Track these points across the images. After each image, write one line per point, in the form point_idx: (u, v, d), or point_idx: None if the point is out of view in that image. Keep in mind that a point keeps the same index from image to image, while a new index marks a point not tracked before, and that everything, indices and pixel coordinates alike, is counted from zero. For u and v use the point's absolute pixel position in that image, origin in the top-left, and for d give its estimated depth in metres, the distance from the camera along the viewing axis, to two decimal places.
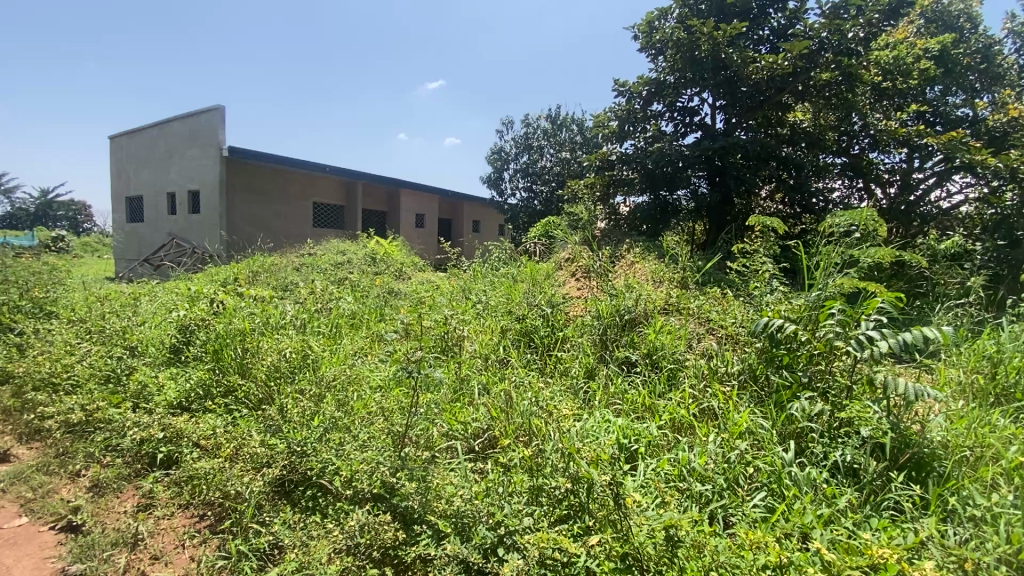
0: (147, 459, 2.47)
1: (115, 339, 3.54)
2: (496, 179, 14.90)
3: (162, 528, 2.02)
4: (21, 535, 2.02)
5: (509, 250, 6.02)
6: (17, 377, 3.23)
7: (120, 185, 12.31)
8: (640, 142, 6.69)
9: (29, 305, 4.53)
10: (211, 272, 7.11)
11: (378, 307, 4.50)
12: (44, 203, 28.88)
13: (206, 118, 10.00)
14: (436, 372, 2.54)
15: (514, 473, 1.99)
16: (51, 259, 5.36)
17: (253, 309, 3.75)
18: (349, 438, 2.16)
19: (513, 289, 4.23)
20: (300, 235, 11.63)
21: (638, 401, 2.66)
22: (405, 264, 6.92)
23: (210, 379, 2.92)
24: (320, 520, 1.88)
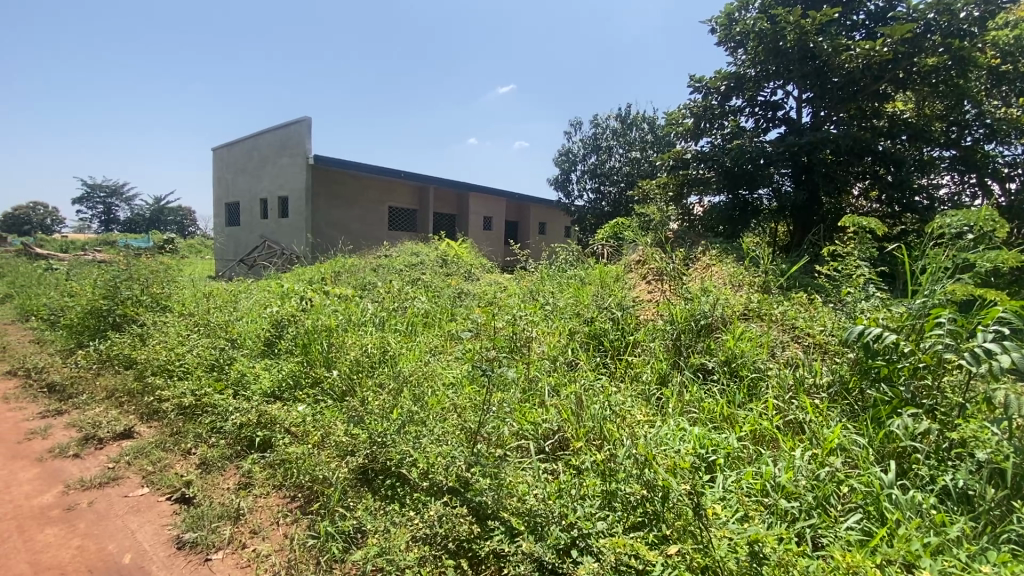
0: (245, 442, 2.69)
1: (219, 331, 3.92)
2: (564, 180, 14.85)
3: (259, 506, 2.20)
4: (144, 504, 2.27)
5: (577, 251, 6.00)
6: (140, 363, 3.66)
7: (220, 192, 13.55)
8: (717, 140, 6.40)
9: (148, 300, 5.09)
10: (297, 272, 7.65)
11: (450, 307, 4.62)
12: (158, 209, 32.38)
13: (295, 129, 10.74)
14: (508, 372, 2.57)
15: (587, 476, 1.96)
16: (166, 259, 6.00)
17: (337, 307, 4.02)
18: (425, 432, 2.24)
19: (583, 291, 4.20)
20: (375, 237, 12.22)
21: (715, 410, 2.54)
22: (474, 265, 7.10)
23: (299, 371, 3.15)
24: (397, 509, 1.97)
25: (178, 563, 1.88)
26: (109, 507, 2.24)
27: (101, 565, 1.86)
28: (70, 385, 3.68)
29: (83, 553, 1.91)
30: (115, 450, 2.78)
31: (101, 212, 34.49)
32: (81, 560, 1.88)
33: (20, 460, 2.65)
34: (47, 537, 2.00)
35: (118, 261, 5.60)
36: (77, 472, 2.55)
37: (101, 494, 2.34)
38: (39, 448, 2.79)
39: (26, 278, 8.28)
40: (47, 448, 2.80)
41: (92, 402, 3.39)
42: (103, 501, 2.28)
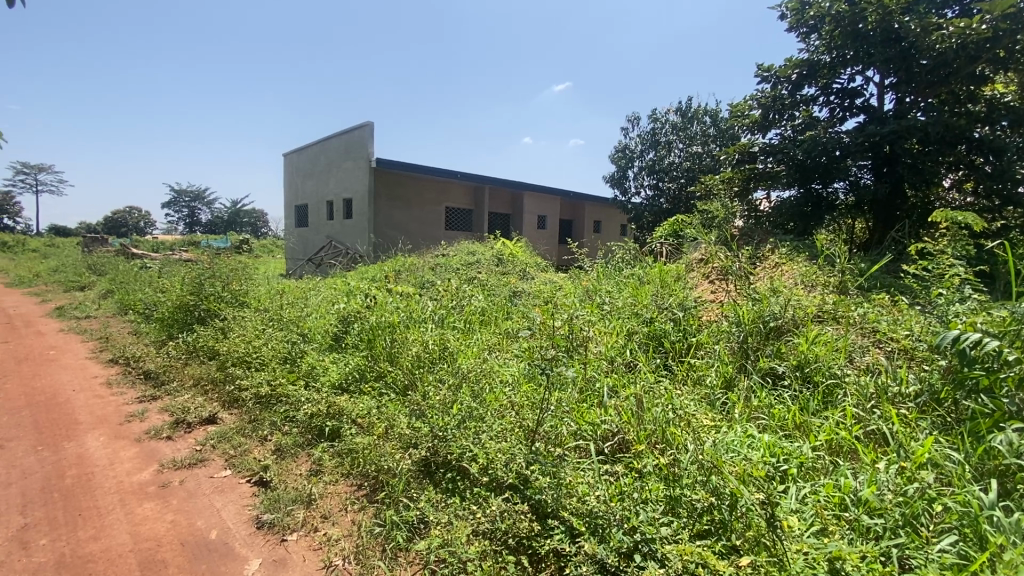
0: (315, 431, 2.84)
1: (291, 327, 4.16)
2: (621, 177, 14.56)
3: (329, 492, 2.31)
4: (226, 485, 2.44)
5: (635, 250, 5.86)
6: (222, 355, 3.95)
7: (290, 195, 14.35)
8: (787, 132, 6.06)
9: (228, 296, 5.48)
10: (360, 271, 7.97)
11: (506, 305, 4.66)
12: (235, 212, 34.79)
13: (358, 134, 11.20)
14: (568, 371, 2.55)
15: (649, 480, 1.92)
16: (244, 259, 6.43)
17: (399, 304, 4.15)
18: (484, 427, 2.28)
19: (641, 291, 4.10)
20: (433, 237, 12.53)
21: (786, 417, 2.41)
22: (530, 264, 7.10)
23: (365, 365, 3.29)
24: (458, 503, 2.01)
25: (258, 542, 2.00)
26: (198, 486, 2.43)
27: (191, 539, 2.02)
28: (162, 373, 4.03)
29: (175, 527, 2.08)
30: (201, 434, 3.01)
31: (186, 215, 37.44)
32: (175, 533, 2.05)
33: (122, 440, 2.93)
34: (145, 511, 2.20)
35: (203, 261, 6.07)
36: (169, 453, 2.79)
37: (190, 474, 2.54)
38: (137, 430, 3.08)
39: (125, 275, 9.16)
40: (144, 430, 3.07)
41: (181, 389, 3.69)
42: (192, 481, 2.48)
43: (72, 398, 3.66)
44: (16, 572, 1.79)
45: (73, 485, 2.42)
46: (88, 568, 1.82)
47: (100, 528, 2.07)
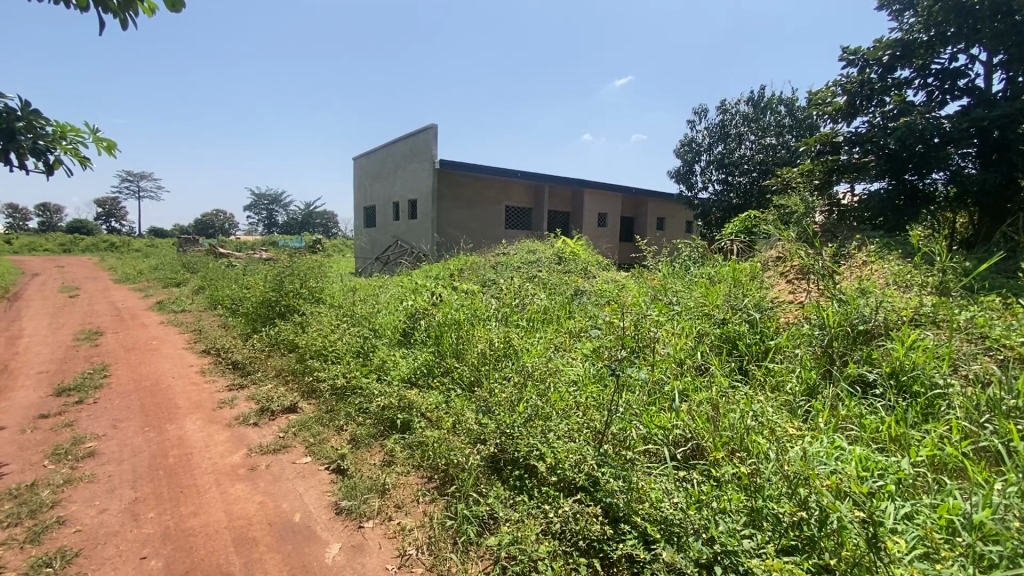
0: (387, 423, 2.95)
1: (363, 323, 4.35)
2: (687, 172, 14.04)
3: (401, 482, 2.39)
4: (308, 470, 2.59)
5: (703, 247, 5.63)
6: (301, 347, 4.20)
7: (359, 197, 15.02)
8: (876, 119, 5.59)
9: (305, 292, 5.82)
10: (424, 269, 8.20)
11: (569, 304, 4.63)
12: (308, 214, 36.89)
13: (423, 137, 11.50)
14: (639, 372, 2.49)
15: (728, 489, 1.83)
16: (319, 258, 6.80)
17: (464, 302, 4.23)
18: (551, 426, 2.28)
19: (712, 290, 3.93)
20: (493, 236, 12.67)
21: (880, 429, 2.22)
22: (592, 263, 7.00)
23: (432, 361, 3.39)
24: (527, 501, 2.02)
25: (337, 527, 2.11)
26: (282, 470, 2.59)
27: (277, 520, 2.15)
28: (248, 363, 4.35)
29: (264, 508, 2.24)
30: (284, 422, 3.22)
31: (266, 217, 40.19)
32: (263, 514, 2.20)
33: (216, 424, 3.19)
34: (236, 492, 2.38)
35: (283, 260, 6.48)
36: (256, 438, 3.00)
37: (275, 459, 2.72)
38: (228, 416, 3.33)
39: (215, 273, 9.96)
40: (234, 416, 3.33)
41: (265, 379, 3.96)
42: (277, 465, 2.65)
43: (172, 384, 4.02)
44: (130, 541, 1.99)
45: (175, 464, 2.66)
46: (190, 541, 1.99)
47: (198, 505, 2.25)
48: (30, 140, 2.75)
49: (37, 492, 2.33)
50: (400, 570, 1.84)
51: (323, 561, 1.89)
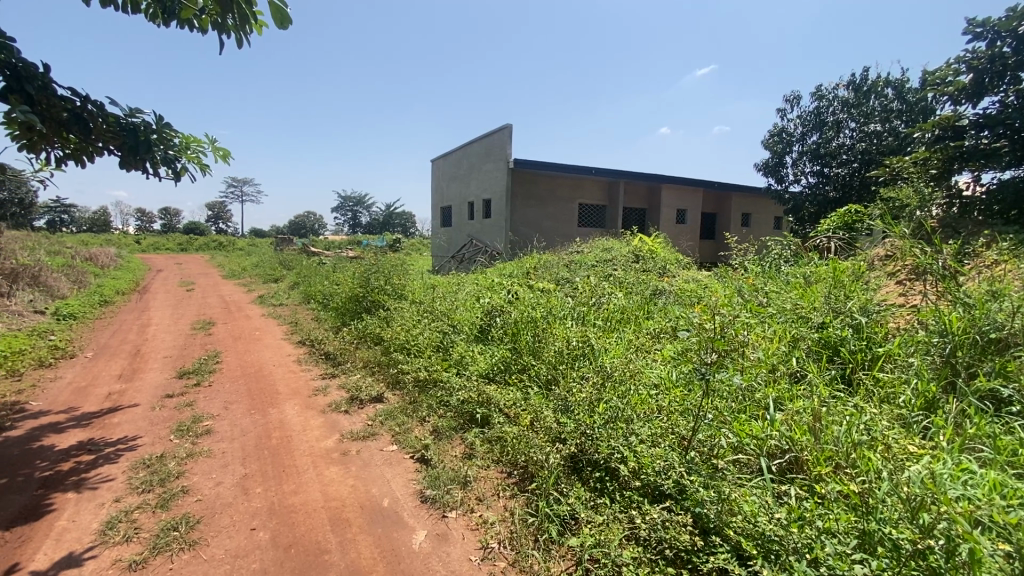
0: (467, 417, 3.03)
1: (444, 319, 4.50)
2: (776, 164, 13.13)
3: (482, 476, 2.44)
4: (394, 458, 2.71)
5: (796, 245, 5.23)
6: (387, 342, 4.42)
7: (436, 198, 15.53)
8: (1009, 98, 4.90)
9: (389, 288, 6.11)
10: (499, 267, 8.31)
11: (647, 304, 4.49)
12: (388, 214, 38.70)
13: (498, 137, 11.63)
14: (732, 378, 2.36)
15: (834, 508, 1.69)
16: (400, 257, 7.11)
17: (540, 300, 4.24)
18: (633, 430, 2.23)
19: (808, 291, 3.64)
20: (567, 235, 12.59)
21: (1019, 452, 1.94)
22: (671, 262, 6.74)
23: (510, 358, 3.43)
24: (609, 504, 1.99)
25: (422, 515, 2.19)
26: (371, 457, 2.74)
27: (368, 504, 2.28)
28: (339, 355, 4.64)
29: (356, 491, 2.38)
30: (372, 410, 3.40)
31: (351, 218, 42.73)
32: (356, 496, 2.34)
33: (311, 410, 3.44)
34: (331, 474, 2.55)
35: (369, 259, 6.85)
36: (347, 425, 3.20)
37: (365, 445, 2.88)
38: (322, 402, 3.58)
39: (308, 270, 10.75)
40: (327, 403, 3.57)
41: (354, 370, 4.21)
42: (366, 451, 2.80)
43: (273, 372, 4.39)
44: (243, 512, 2.20)
45: (278, 445, 2.89)
46: (293, 517, 2.16)
47: (298, 484, 2.44)
48: (162, 152, 3.16)
49: (166, 463, 2.64)
50: (482, 562, 1.87)
51: (410, 547, 1.97)
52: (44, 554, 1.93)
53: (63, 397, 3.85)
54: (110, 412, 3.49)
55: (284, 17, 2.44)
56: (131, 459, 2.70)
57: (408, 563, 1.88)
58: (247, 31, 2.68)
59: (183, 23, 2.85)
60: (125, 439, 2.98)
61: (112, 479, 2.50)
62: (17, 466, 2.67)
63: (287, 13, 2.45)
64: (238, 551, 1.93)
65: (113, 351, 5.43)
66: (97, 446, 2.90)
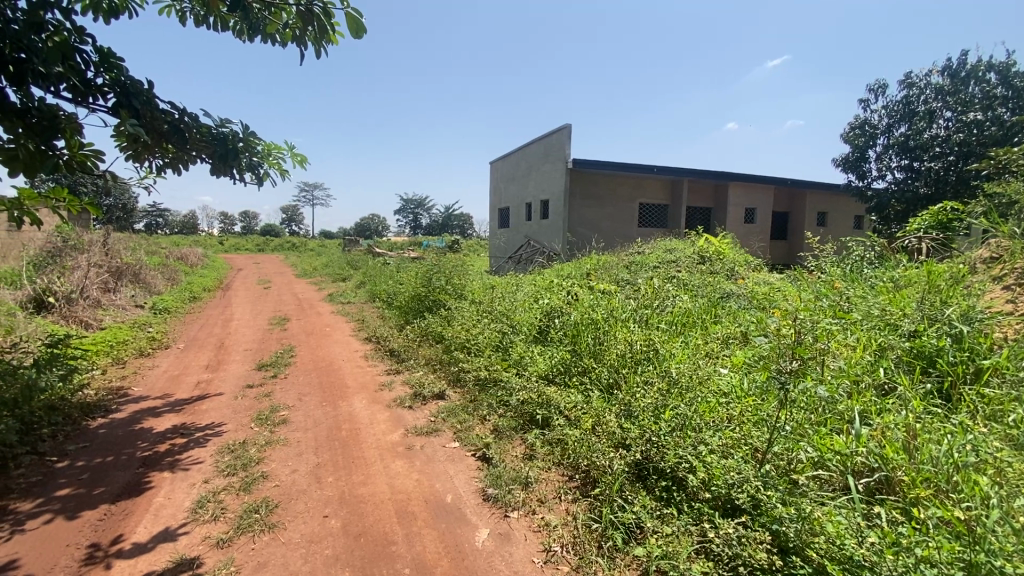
0: (527, 417, 3.03)
1: (504, 318, 4.54)
2: (858, 159, 12.16)
3: (544, 477, 2.43)
4: (457, 455, 2.76)
5: (882, 246, 4.83)
6: (449, 340, 4.52)
7: (495, 199, 15.69)
8: None
9: (450, 287, 6.24)
10: (557, 268, 8.28)
11: (714, 308, 4.29)
12: (447, 216, 39.62)
13: (557, 138, 11.57)
14: (812, 388, 2.21)
15: (933, 535, 1.54)
16: (461, 258, 7.24)
17: (600, 301, 4.17)
18: (703, 439, 2.16)
19: (898, 296, 3.33)
20: (627, 235, 12.33)
21: None
22: (740, 264, 6.43)
23: (569, 359, 3.40)
24: (678, 516, 1.92)
25: (485, 513, 2.21)
26: (434, 453, 2.80)
27: (432, 499, 2.33)
28: (402, 352, 4.79)
29: (420, 485, 2.44)
30: (434, 407, 3.49)
31: (412, 221, 44.12)
32: (421, 490, 2.40)
33: (378, 404, 3.57)
34: (397, 467, 2.63)
35: (431, 260, 7.04)
36: (412, 420, 3.29)
37: (428, 441, 2.95)
38: (388, 397, 3.72)
39: (373, 269, 11.21)
40: (392, 398, 3.70)
41: (417, 367, 4.33)
42: (430, 447, 2.87)
43: (341, 366, 4.61)
44: (317, 499, 2.32)
45: (347, 437, 3.02)
46: (362, 507, 2.25)
47: (366, 475, 2.54)
48: (247, 158, 3.41)
49: (248, 449, 2.83)
50: (545, 565, 1.86)
51: (474, 544, 1.99)
52: (145, 527, 2.12)
53: (160, 384, 4.23)
54: (199, 399, 3.79)
55: (358, 26, 2.71)
56: (217, 444, 2.92)
57: (472, 561, 1.90)
58: (323, 41, 2.83)
59: (266, 37, 3.04)
60: (212, 425, 3.23)
61: (201, 461, 2.71)
62: (123, 446, 2.96)
63: (363, 23, 2.60)
64: (313, 536, 2.03)
65: (201, 343, 5.91)
66: (188, 430, 3.16)
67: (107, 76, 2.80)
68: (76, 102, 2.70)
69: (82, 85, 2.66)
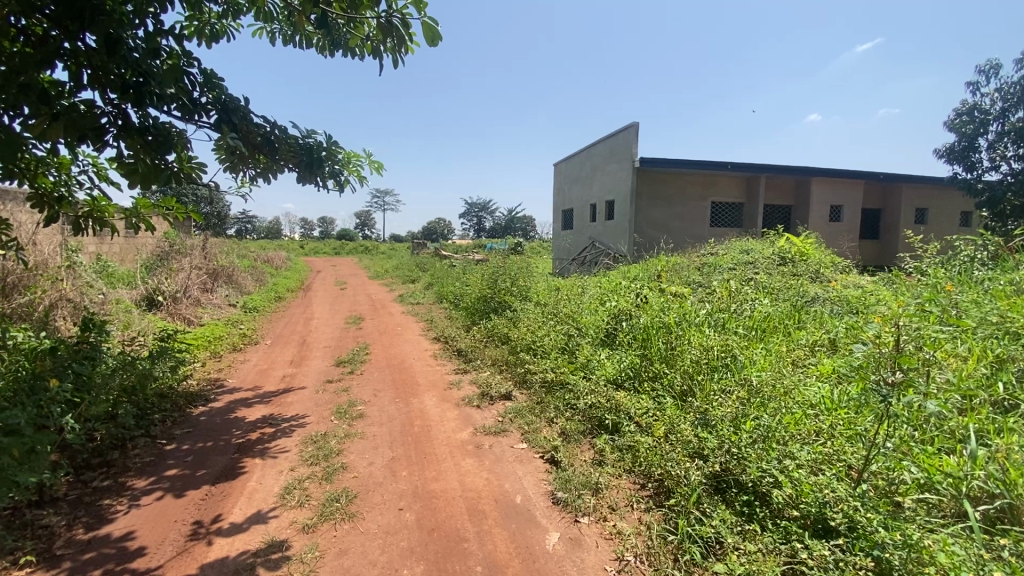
0: (595, 422, 2.98)
1: (570, 320, 4.51)
2: (965, 149, 10.97)
3: (614, 484, 2.37)
4: (525, 456, 2.76)
5: (998, 246, 4.30)
6: (515, 342, 4.55)
7: (559, 201, 15.62)
8: None
9: (515, 289, 6.28)
10: (624, 270, 8.10)
11: (797, 313, 4.01)
12: (511, 218, 40.00)
13: (623, 137, 11.32)
14: (918, 402, 2.00)
15: None
16: (526, 261, 7.28)
17: (671, 304, 4.02)
18: (789, 453, 2.03)
19: (1021, 301, 2.95)
20: (698, 236, 11.84)
21: None
22: (825, 266, 5.98)
23: (639, 364, 3.31)
24: (762, 533, 1.82)
25: (555, 516, 2.20)
26: (503, 453, 2.82)
27: (502, 498, 2.35)
28: (470, 352, 4.88)
29: (490, 484, 2.47)
30: (502, 407, 3.52)
31: (477, 223, 45.00)
32: (490, 490, 2.43)
33: (447, 403, 3.66)
34: (467, 466, 2.68)
35: (497, 262, 7.13)
36: (480, 419, 3.34)
37: (496, 441, 2.98)
38: (456, 396, 3.80)
39: (441, 271, 11.53)
40: (461, 397, 3.77)
41: (484, 367, 4.40)
42: (498, 447, 2.90)
43: (412, 365, 4.77)
44: (393, 492, 2.41)
45: (419, 433, 3.12)
46: (435, 502, 2.31)
47: (438, 471, 2.61)
48: (330, 167, 3.62)
49: (329, 441, 3.00)
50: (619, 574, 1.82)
51: (544, 547, 1.99)
52: (239, 509, 2.30)
53: (251, 377, 4.59)
54: (284, 392, 4.07)
55: (433, 34, 2.78)
56: (301, 435, 3.12)
57: (542, 563, 1.90)
58: (400, 52, 2.94)
59: (348, 50, 3.22)
60: (296, 416, 3.46)
61: (287, 450, 2.90)
62: (220, 433, 3.23)
63: (438, 31, 2.66)
64: (389, 528, 2.11)
65: (286, 340, 6.36)
66: (275, 421, 3.40)
67: (210, 95, 3.06)
68: (183, 119, 2.99)
69: (189, 104, 2.94)
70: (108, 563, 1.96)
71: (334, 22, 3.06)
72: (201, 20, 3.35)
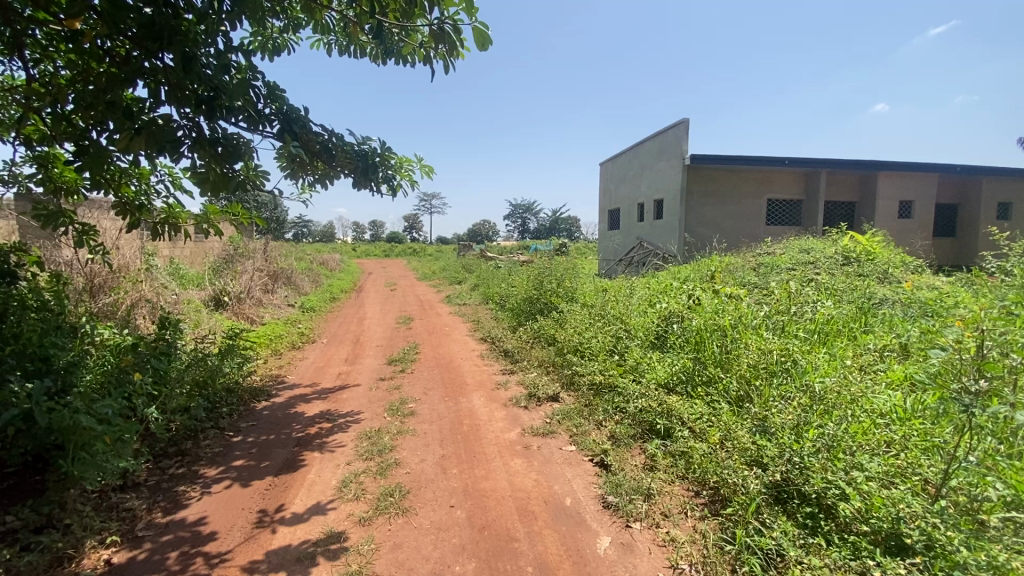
0: (646, 426, 2.93)
1: (618, 322, 4.44)
2: None
3: (667, 490, 2.32)
4: (574, 459, 2.75)
5: None
6: (562, 343, 4.53)
7: (606, 201, 15.42)
8: None
9: (562, 290, 6.26)
10: (673, 271, 7.90)
11: (863, 317, 3.78)
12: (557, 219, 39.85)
13: (673, 134, 11.03)
14: (1005, 413, 1.85)
15: None
16: (573, 261, 7.23)
17: (725, 305, 3.89)
18: (858, 465, 1.92)
19: None
20: (753, 235, 11.37)
21: None
22: (894, 265, 5.59)
23: (692, 367, 3.22)
24: (828, 547, 1.73)
25: (606, 520, 2.18)
26: (552, 454, 2.82)
27: (552, 499, 2.35)
28: (517, 353, 4.90)
29: (540, 485, 2.47)
30: (550, 408, 3.52)
31: (523, 225, 45.12)
32: (540, 490, 2.43)
33: (495, 402, 3.70)
34: (517, 466, 2.70)
35: (543, 263, 7.12)
36: (528, 420, 3.35)
37: (545, 442, 2.98)
38: (504, 396, 3.82)
39: (488, 272, 11.64)
40: (508, 397, 3.80)
41: (531, 368, 4.41)
42: (547, 448, 2.90)
43: (460, 365, 4.84)
44: (444, 489, 2.45)
45: (468, 432, 3.17)
46: (485, 501, 2.34)
47: (488, 470, 2.64)
48: (383, 172, 3.75)
49: (382, 437, 3.09)
50: None
51: (595, 551, 1.97)
52: (300, 500, 2.41)
53: (308, 374, 4.80)
54: (340, 389, 4.23)
55: (485, 39, 2.83)
56: (356, 430, 3.23)
57: (594, 567, 1.88)
58: (452, 58, 3.00)
59: (401, 59, 3.31)
60: (351, 412, 3.59)
61: (344, 445, 3.02)
62: (281, 427, 3.40)
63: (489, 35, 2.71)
64: (441, 524, 2.15)
65: (340, 339, 6.61)
66: (332, 416, 3.54)
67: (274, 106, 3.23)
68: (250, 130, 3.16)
69: (254, 115, 3.11)
70: (184, 545, 2.11)
71: (389, 32, 3.17)
72: (265, 36, 3.55)
